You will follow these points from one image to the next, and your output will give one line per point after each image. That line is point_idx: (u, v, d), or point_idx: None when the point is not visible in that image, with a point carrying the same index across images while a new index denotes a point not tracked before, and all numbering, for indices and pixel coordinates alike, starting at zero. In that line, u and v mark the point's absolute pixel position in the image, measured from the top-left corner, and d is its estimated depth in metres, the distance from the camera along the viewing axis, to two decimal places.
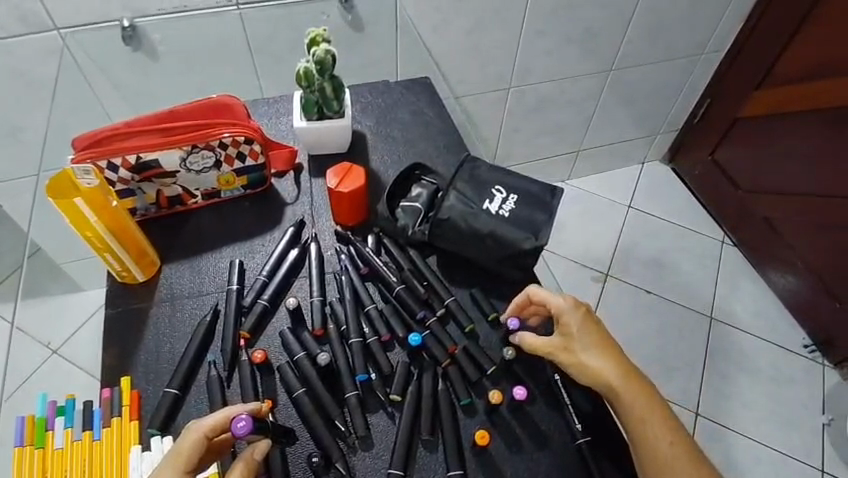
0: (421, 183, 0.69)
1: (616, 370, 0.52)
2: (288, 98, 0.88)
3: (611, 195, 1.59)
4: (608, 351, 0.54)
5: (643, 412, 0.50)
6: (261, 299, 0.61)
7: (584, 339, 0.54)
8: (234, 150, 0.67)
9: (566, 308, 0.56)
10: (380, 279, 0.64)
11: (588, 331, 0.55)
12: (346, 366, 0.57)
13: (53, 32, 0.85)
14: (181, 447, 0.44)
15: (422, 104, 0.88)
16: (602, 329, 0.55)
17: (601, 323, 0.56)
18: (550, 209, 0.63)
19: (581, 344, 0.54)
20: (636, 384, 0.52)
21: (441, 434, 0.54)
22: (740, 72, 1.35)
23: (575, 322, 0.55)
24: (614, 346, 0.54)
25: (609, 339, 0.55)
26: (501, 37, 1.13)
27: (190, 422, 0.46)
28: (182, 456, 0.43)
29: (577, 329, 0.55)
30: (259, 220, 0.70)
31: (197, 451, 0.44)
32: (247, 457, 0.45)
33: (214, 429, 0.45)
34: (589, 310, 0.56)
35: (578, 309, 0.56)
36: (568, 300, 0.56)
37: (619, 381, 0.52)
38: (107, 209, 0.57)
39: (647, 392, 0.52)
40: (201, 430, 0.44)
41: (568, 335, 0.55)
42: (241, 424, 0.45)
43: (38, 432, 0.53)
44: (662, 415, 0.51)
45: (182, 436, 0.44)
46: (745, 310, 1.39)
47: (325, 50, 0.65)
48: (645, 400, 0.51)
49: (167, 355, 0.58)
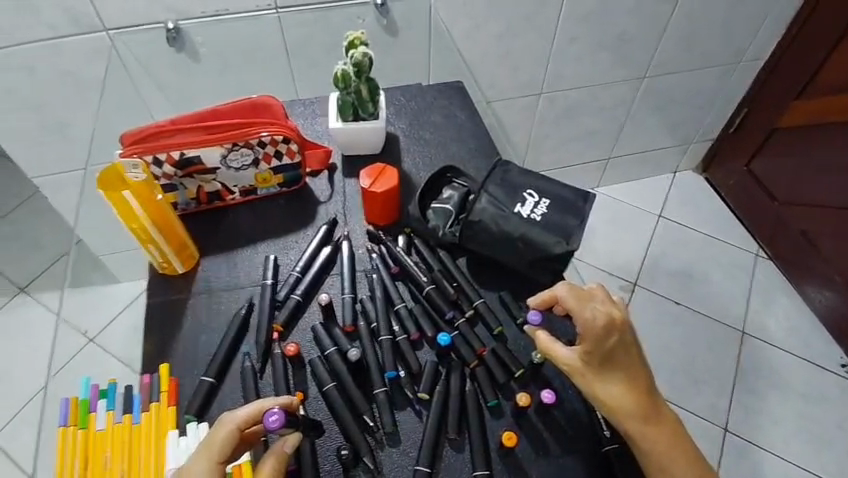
0: (452, 185, 0.70)
1: (636, 407, 0.49)
2: (323, 100, 0.90)
3: (640, 203, 1.57)
4: (631, 383, 0.50)
5: (660, 456, 0.49)
6: (295, 294, 0.63)
7: (606, 370, 0.50)
8: (272, 149, 0.69)
9: (591, 335, 0.51)
10: (410, 278, 0.65)
11: (613, 362, 0.50)
12: (376, 363, 0.57)
13: (102, 33, 0.89)
14: (215, 437, 0.45)
15: (454, 108, 0.89)
16: (631, 356, 0.50)
17: (632, 347, 0.51)
18: (581, 215, 0.63)
19: (602, 374, 0.50)
20: (656, 424, 0.49)
21: (467, 433, 0.54)
22: (778, 82, 1.33)
23: (600, 351, 0.50)
24: (640, 377, 0.50)
25: (636, 370, 0.50)
26: (534, 41, 1.13)
27: (224, 414, 0.47)
28: (217, 446, 0.45)
29: (601, 356, 0.50)
30: (293, 218, 0.72)
31: (230, 444, 0.45)
32: (277, 451, 0.46)
33: (247, 422, 0.46)
34: (621, 334, 0.50)
35: (607, 334, 0.50)
36: (597, 323, 0.50)
37: (636, 421, 0.49)
38: (153, 203, 0.59)
39: (666, 431, 0.49)
40: (235, 422, 0.45)
41: (588, 362, 0.51)
42: (273, 418, 0.46)
43: (81, 413, 0.54)
44: (679, 458, 0.49)
45: (216, 429, 0.45)
46: (778, 325, 1.35)
47: (363, 53, 0.66)
48: (660, 441, 0.49)
49: (204, 346, 0.60)
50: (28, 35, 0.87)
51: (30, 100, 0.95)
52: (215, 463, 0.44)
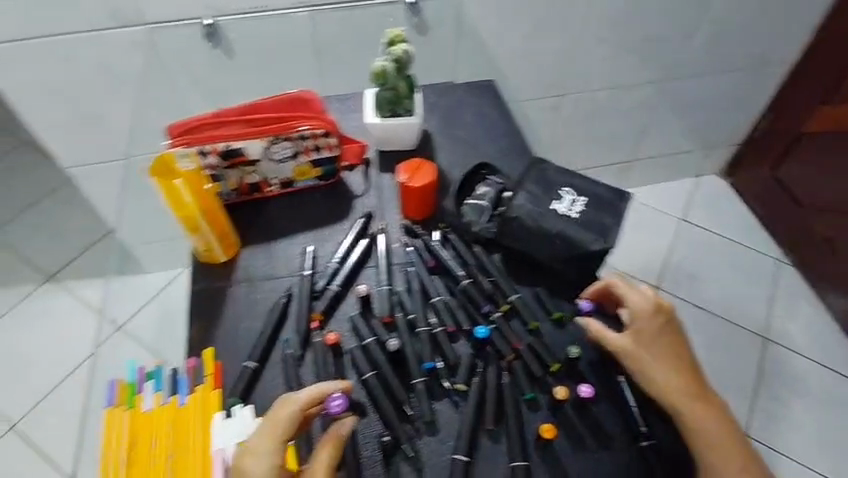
0: (486, 182, 0.71)
1: (683, 381, 0.53)
2: (356, 96, 0.91)
3: (663, 206, 1.56)
4: (678, 361, 0.54)
5: (708, 430, 0.51)
6: (333, 285, 0.64)
7: (658, 346, 0.54)
8: (312, 143, 0.70)
9: (641, 314, 0.56)
10: (447, 272, 0.65)
11: (663, 339, 0.55)
12: (414, 354, 0.58)
13: (141, 27, 0.91)
14: (278, 415, 0.46)
15: (485, 106, 0.90)
16: (677, 337, 0.55)
17: (677, 330, 0.56)
18: (618, 213, 0.64)
19: (651, 350, 0.54)
20: (706, 399, 0.52)
21: (505, 425, 0.55)
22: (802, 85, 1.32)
23: (651, 327, 0.55)
24: (687, 356, 0.55)
25: (683, 350, 0.55)
26: (561, 42, 1.13)
27: (283, 396, 0.48)
28: (280, 425, 0.45)
29: (651, 332, 0.55)
30: (330, 211, 0.73)
31: (293, 423, 0.46)
32: (334, 433, 0.47)
33: (309, 403, 0.47)
34: (668, 315, 0.56)
35: (655, 314, 0.56)
36: (646, 304, 0.56)
37: (689, 394, 0.52)
38: (201, 192, 0.61)
39: (715, 409, 0.52)
40: (299, 401, 0.47)
41: (640, 339, 0.55)
42: (336, 402, 0.49)
43: (129, 394, 0.56)
44: (728, 434, 0.51)
45: (279, 407, 0.47)
46: (799, 331, 1.34)
47: (404, 49, 0.69)
48: (711, 415, 0.51)
49: (245, 333, 0.61)
50: (69, 27, 0.89)
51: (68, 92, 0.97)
52: (279, 441, 0.45)
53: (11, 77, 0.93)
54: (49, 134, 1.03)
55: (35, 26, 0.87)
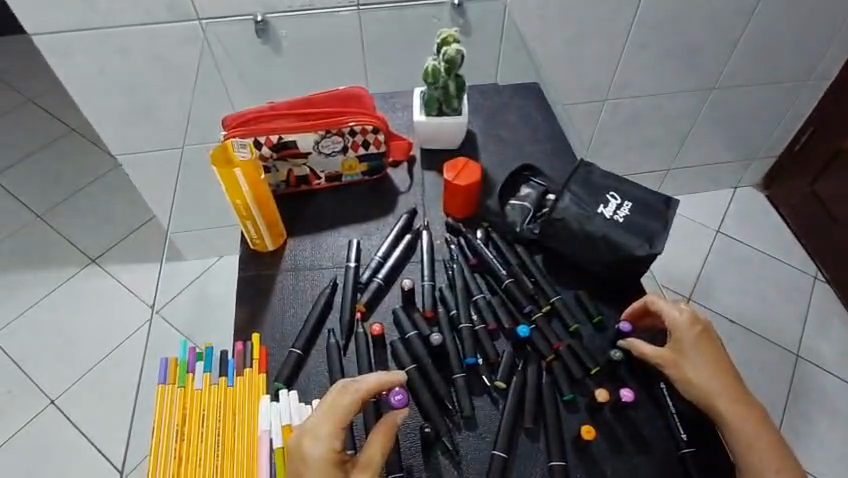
0: (530, 184, 0.72)
1: (726, 394, 0.52)
2: (403, 95, 0.93)
3: (699, 217, 1.54)
4: (721, 374, 0.53)
5: (751, 443, 0.50)
6: (377, 277, 0.66)
7: (697, 358, 0.54)
8: (361, 138, 0.72)
9: (678, 325, 0.56)
10: (489, 271, 0.66)
11: (702, 350, 0.54)
12: (455, 349, 0.59)
13: (195, 22, 0.95)
14: (339, 400, 0.46)
15: (529, 110, 0.90)
16: (718, 351, 0.54)
17: (717, 341, 0.55)
18: (664, 219, 0.63)
19: (691, 362, 0.54)
20: (748, 411, 0.51)
21: (544, 424, 0.55)
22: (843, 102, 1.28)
23: (688, 340, 0.55)
24: (728, 368, 0.54)
25: (725, 363, 0.54)
26: (604, 47, 1.12)
27: (343, 382, 0.48)
28: (340, 410, 0.46)
29: (690, 345, 0.55)
30: (374, 205, 0.75)
31: (351, 411, 0.46)
32: (389, 421, 0.47)
33: (368, 393, 0.47)
34: (706, 329, 0.55)
35: (691, 326, 0.55)
36: (683, 317, 0.56)
37: (730, 406, 0.51)
38: (256, 182, 0.63)
39: (757, 421, 0.51)
40: (358, 391, 0.47)
41: (678, 351, 0.55)
42: (397, 397, 0.50)
43: (179, 373, 0.58)
44: (769, 446, 0.50)
45: (339, 393, 0.47)
46: (835, 352, 1.31)
47: (457, 50, 0.69)
48: (752, 427, 0.51)
49: (291, 319, 0.63)
50: (125, 19, 0.92)
51: (122, 81, 1.01)
52: (338, 427, 0.45)
53: (70, 65, 0.97)
54: (103, 120, 1.08)
55: (95, 16, 0.91)
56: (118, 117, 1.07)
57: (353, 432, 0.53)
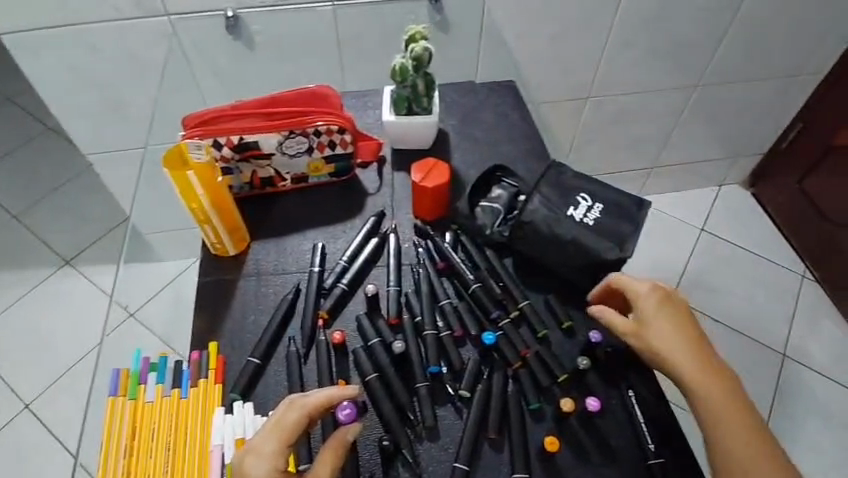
0: (501, 184, 0.69)
1: (689, 360, 0.49)
2: (376, 93, 0.90)
3: (684, 215, 1.53)
4: (685, 342, 0.51)
5: (716, 409, 0.47)
6: (341, 282, 0.64)
7: (658, 326, 0.52)
8: (327, 139, 0.69)
9: (644, 297, 0.54)
10: (457, 275, 0.64)
11: (663, 317, 0.52)
12: (419, 357, 0.58)
13: (164, 17, 0.90)
14: (284, 417, 0.45)
15: (506, 107, 0.88)
16: (683, 319, 0.52)
17: (685, 312, 0.53)
18: (636, 221, 0.62)
19: (652, 330, 0.52)
20: (718, 381, 0.48)
21: (508, 435, 0.54)
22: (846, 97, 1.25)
23: (648, 308, 0.53)
24: (694, 335, 0.51)
25: (691, 331, 0.52)
26: (587, 45, 1.10)
27: (290, 397, 0.47)
28: (285, 428, 0.45)
29: (651, 313, 0.53)
30: (342, 207, 0.73)
31: (299, 427, 0.45)
32: (340, 437, 0.46)
33: (316, 408, 0.46)
34: (671, 298, 0.54)
35: (658, 298, 0.54)
36: (645, 288, 0.55)
37: (697, 373, 0.49)
38: (213, 185, 0.61)
39: (725, 387, 0.48)
40: (305, 407, 0.45)
41: (644, 321, 0.53)
42: (346, 411, 0.51)
43: (131, 384, 0.56)
44: (741, 418, 0.47)
45: (286, 408, 0.46)
46: (822, 352, 1.31)
47: (424, 47, 0.66)
48: (722, 397, 0.48)
49: (251, 326, 0.61)
50: (93, 16, 0.89)
51: (91, 79, 0.98)
52: (284, 445, 0.44)
53: (36, 63, 0.94)
54: (73, 119, 1.05)
55: (62, 13, 0.88)
56: (89, 116, 1.04)
57: (311, 443, 0.53)
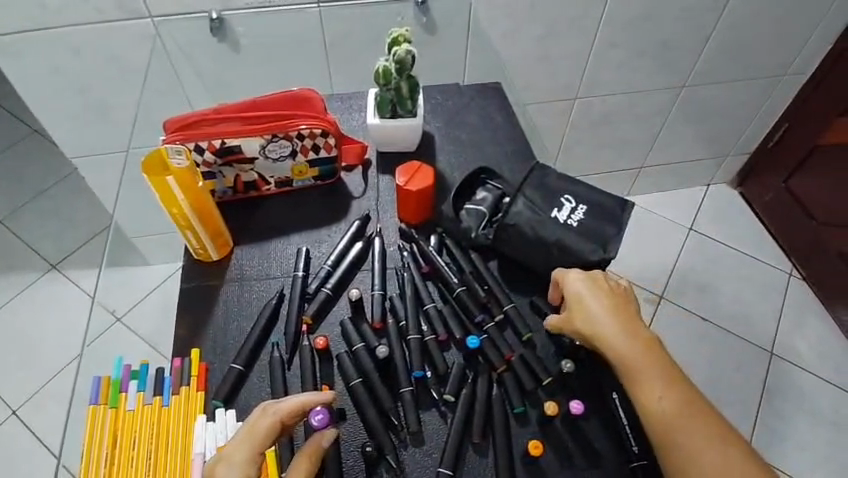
0: (486, 187, 0.68)
1: (623, 348, 0.51)
2: (361, 95, 0.90)
3: (671, 215, 1.54)
4: (617, 329, 0.52)
5: (653, 393, 0.48)
6: (325, 287, 0.63)
7: (592, 318, 0.54)
8: (310, 142, 0.69)
9: (579, 289, 0.55)
10: (441, 278, 0.64)
11: (596, 308, 0.54)
12: (402, 362, 0.57)
13: (147, 19, 0.90)
14: (258, 424, 0.46)
15: (491, 109, 0.88)
16: (616, 306, 0.54)
17: (618, 299, 0.54)
18: (619, 223, 0.62)
19: (587, 323, 0.54)
20: (655, 360, 0.50)
21: (492, 440, 0.54)
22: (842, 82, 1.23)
23: (582, 301, 0.55)
24: (628, 321, 0.53)
25: (624, 318, 0.53)
26: (573, 46, 1.11)
27: (265, 402, 0.48)
28: (258, 434, 0.45)
29: (584, 305, 0.54)
30: (327, 212, 0.72)
31: (272, 433, 0.45)
32: (315, 444, 0.47)
33: (289, 415, 0.46)
34: (603, 286, 0.55)
35: (593, 286, 0.55)
36: (578, 281, 0.56)
37: (635, 355, 0.51)
38: (194, 190, 0.60)
39: (658, 369, 0.50)
40: (279, 413, 0.46)
41: (582, 309, 0.55)
42: (318, 417, 0.50)
43: (112, 392, 0.55)
44: (680, 393, 0.48)
45: (260, 414, 0.46)
46: (809, 349, 1.32)
47: (407, 50, 0.66)
48: (657, 378, 0.49)
49: (234, 332, 0.61)
50: (77, 18, 0.88)
51: (74, 83, 0.97)
52: (256, 452, 0.44)
53: (18, 67, 0.93)
54: (56, 123, 1.04)
55: (44, 15, 0.87)
56: (73, 119, 1.03)
57: (294, 442, 0.53)
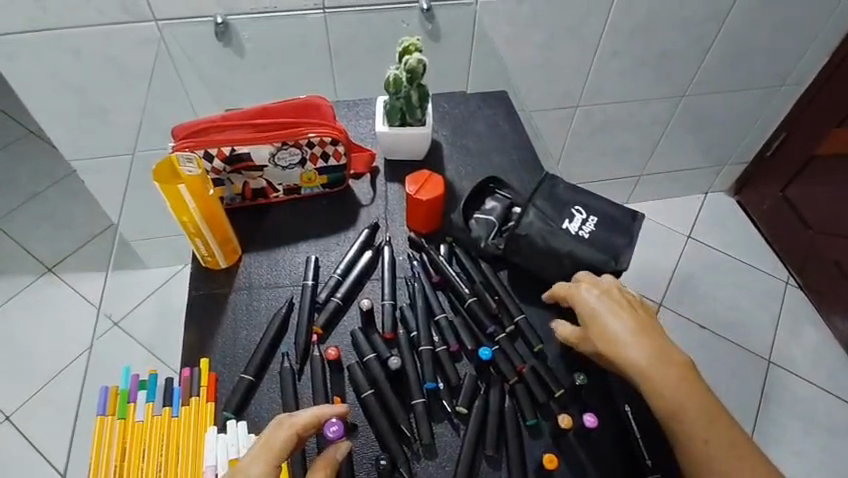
0: (495, 196, 0.68)
1: (646, 363, 0.50)
2: (368, 102, 0.90)
3: (670, 222, 1.55)
4: (637, 344, 0.51)
5: (678, 407, 0.48)
6: (335, 297, 0.63)
7: (608, 332, 0.52)
8: (320, 150, 0.69)
9: (593, 304, 0.55)
10: (452, 288, 0.64)
11: (612, 322, 0.53)
12: (415, 373, 0.57)
13: (151, 22, 0.89)
14: (274, 436, 0.45)
15: (498, 118, 0.88)
16: (633, 319, 0.53)
17: (635, 311, 0.54)
18: (630, 234, 0.62)
19: (603, 338, 0.53)
20: (680, 377, 0.49)
21: (506, 453, 0.54)
22: (842, 93, 1.24)
23: (597, 316, 0.54)
24: (647, 333, 0.52)
25: (644, 332, 0.52)
26: (575, 55, 1.11)
27: (280, 416, 0.47)
28: (276, 445, 0.45)
29: (600, 320, 0.53)
30: (335, 220, 0.72)
31: (289, 446, 0.45)
32: (329, 457, 0.47)
33: (306, 427, 0.46)
34: (617, 298, 0.54)
35: (608, 302, 0.54)
36: (590, 295, 0.55)
37: (660, 373, 0.50)
38: (205, 198, 0.60)
39: (683, 383, 0.49)
40: (295, 426, 0.46)
41: (599, 325, 0.53)
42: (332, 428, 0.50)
43: (120, 403, 0.55)
44: (705, 408, 0.49)
45: (275, 427, 0.46)
46: (805, 357, 1.33)
47: (418, 59, 0.65)
48: (681, 392, 0.49)
49: (244, 342, 0.60)
50: (78, 19, 0.87)
51: (76, 85, 0.96)
52: (274, 464, 0.44)
53: (18, 68, 0.92)
54: (56, 125, 1.03)
55: (45, 16, 0.86)
56: (73, 122, 1.02)
57: (306, 455, 0.52)
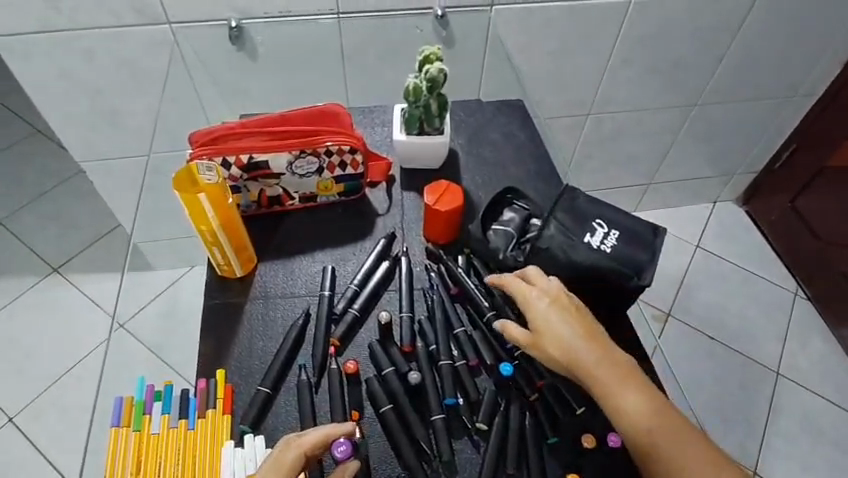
0: (513, 207, 0.67)
1: (595, 367, 0.50)
2: (384, 108, 0.89)
3: (679, 231, 1.54)
4: (584, 348, 0.51)
5: (628, 408, 0.48)
6: (352, 308, 0.62)
7: (555, 337, 0.52)
8: (337, 158, 0.68)
9: (540, 308, 0.54)
10: (470, 301, 0.63)
11: (559, 327, 0.52)
12: (434, 389, 0.56)
13: (165, 25, 0.88)
14: (283, 456, 0.46)
15: (513, 126, 0.87)
16: (578, 323, 0.53)
17: (581, 315, 0.53)
18: (652, 249, 0.61)
19: (551, 342, 0.52)
20: (628, 379, 0.50)
21: (527, 472, 0.53)
22: None
23: (545, 320, 0.53)
24: (592, 337, 0.52)
25: (590, 335, 0.52)
26: (588, 63, 1.11)
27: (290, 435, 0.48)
28: (285, 465, 0.45)
29: (547, 323, 0.53)
30: (352, 229, 0.71)
31: (296, 466, 0.46)
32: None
33: (313, 447, 0.47)
34: (563, 301, 0.54)
35: (557, 308, 0.54)
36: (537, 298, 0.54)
37: (609, 376, 0.50)
38: (224, 207, 0.59)
39: (631, 385, 0.49)
40: (301, 446, 0.46)
41: (547, 329, 0.53)
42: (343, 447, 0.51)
43: (135, 413, 0.55)
44: (656, 407, 0.48)
45: (284, 447, 0.47)
46: (813, 370, 1.31)
47: (439, 69, 0.65)
48: (629, 393, 0.49)
49: (260, 353, 0.59)
50: (90, 19, 0.86)
51: (88, 86, 0.95)
52: None
53: (30, 68, 0.91)
54: (66, 126, 1.02)
55: (56, 16, 0.85)
56: (83, 123, 1.02)
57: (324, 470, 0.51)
